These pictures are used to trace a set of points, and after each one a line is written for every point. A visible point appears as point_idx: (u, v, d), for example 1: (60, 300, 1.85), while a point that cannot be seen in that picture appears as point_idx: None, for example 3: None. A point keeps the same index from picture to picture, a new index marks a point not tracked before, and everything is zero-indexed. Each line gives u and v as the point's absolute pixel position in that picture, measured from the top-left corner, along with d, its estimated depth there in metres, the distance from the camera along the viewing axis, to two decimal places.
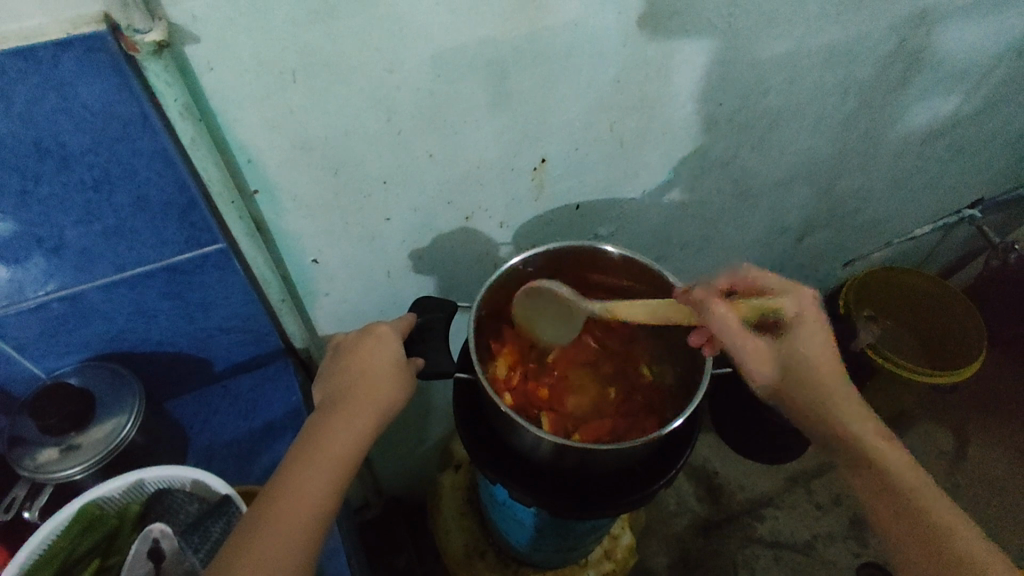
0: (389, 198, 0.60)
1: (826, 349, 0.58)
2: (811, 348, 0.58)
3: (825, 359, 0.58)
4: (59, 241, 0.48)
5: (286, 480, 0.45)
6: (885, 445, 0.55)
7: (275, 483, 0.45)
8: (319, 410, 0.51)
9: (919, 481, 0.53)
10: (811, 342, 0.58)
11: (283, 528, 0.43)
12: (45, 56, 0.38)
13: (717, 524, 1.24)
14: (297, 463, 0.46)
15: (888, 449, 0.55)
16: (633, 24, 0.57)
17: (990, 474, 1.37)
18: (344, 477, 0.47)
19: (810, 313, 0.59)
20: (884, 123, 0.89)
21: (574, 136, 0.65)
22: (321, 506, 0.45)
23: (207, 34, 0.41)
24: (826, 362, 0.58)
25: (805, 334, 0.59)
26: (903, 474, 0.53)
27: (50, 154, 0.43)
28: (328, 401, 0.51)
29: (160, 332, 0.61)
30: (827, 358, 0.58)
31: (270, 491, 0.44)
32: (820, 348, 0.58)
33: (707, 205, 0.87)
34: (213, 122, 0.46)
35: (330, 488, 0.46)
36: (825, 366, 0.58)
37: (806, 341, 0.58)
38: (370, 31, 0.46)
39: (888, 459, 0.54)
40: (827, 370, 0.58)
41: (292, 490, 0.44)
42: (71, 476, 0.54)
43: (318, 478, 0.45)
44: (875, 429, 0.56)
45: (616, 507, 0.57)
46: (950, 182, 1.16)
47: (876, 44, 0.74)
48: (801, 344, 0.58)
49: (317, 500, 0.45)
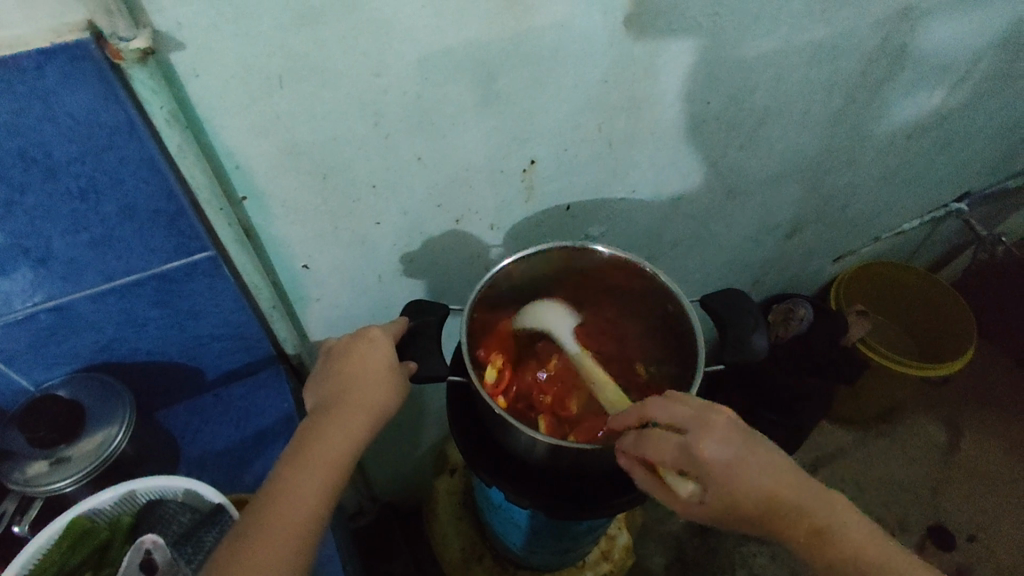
0: (379, 202, 0.60)
1: (750, 479, 0.49)
2: (764, 485, 0.49)
3: (731, 488, 0.48)
4: (46, 252, 0.48)
5: (281, 488, 0.45)
6: (815, 493, 0.50)
7: (270, 489, 0.45)
8: (314, 413, 0.51)
9: (860, 526, 0.49)
10: (720, 484, 0.48)
11: (278, 538, 0.42)
12: (29, 65, 0.37)
13: (713, 522, 1.24)
14: (291, 469, 0.46)
15: (843, 514, 0.50)
16: (620, 25, 0.57)
17: (982, 466, 1.38)
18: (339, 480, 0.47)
19: (706, 450, 0.48)
20: (870, 118, 0.90)
21: (563, 136, 0.65)
22: (316, 514, 0.45)
23: (192, 40, 0.41)
24: (722, 490, 0.49)
25: (722, 475, 0.48)
26: (826, 514, 0.49)
27: (36, 164, 0.42)
28: (322, 404, 0.51)
29: (150, 341, 0.60)
30: (772, 485, 0.49)
31: (266, 496, 0.45)
32: (750, 480, 0.49)
33: (697, 203, 0.87)
34: (200, 129, 0.46)
35: (325, 495, 0.45)
36: (745, 488, 0.48)
37: (721, 481, 0.48)
38: (356, 34, 0.46)
39: (811, 516, 0.49)
40: (755, 481, 0.49)
41: (286, 495, 0.44)
42: (61, 488, 0.53)
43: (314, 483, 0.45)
44: (812, 491, 0.50)
45: (611, 506, 0.57)
46: (936, 177, 1.18)
47: (861, 40, 0.75)
48: (719, 488, 0.49)
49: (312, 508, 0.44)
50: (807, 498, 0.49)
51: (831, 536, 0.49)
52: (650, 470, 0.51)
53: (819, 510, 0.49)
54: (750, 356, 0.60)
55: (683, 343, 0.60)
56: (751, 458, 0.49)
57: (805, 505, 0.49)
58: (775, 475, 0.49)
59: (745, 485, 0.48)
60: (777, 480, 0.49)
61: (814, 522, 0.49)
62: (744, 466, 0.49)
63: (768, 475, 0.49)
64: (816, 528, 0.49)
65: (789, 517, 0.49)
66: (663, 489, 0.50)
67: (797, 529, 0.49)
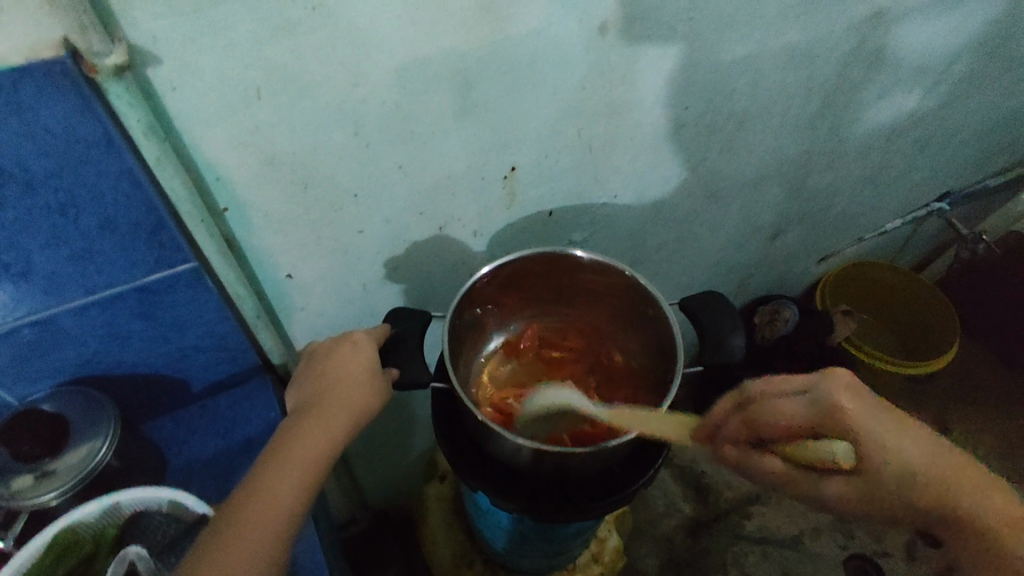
0: (361, 210, 0.61)
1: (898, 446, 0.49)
2: (915, 457, 0.49)
3: (887, 456, 0.48)
4: (26, 266, 0.48)
5: (257, 485, 0.45)
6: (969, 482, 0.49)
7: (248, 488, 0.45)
8: (294, 414, 0.51)
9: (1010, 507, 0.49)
10: (873, 450, 0.49)
11: (252, 536, 0.42)
12: (5, 82, 0.38)
13: (705, 524, 1.25)
14: (268, 467, 0.46)
15: (991, 502, 0.49)
16: (595, 32, 0.58)
17: (969, 461, 1.40)
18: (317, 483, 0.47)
19: (858, 413, 0.49)
20: (848, 120, 0.91)
21: (543, 143, 0.66)
22: (291, 511, 0.45)
23: (168, 54, 0.42)
24: (873, 456, 0.49)
25: (867, 440, 0.49)
26: (985, 504, 0.49)
27: (14, 179, 0.43)
28: (302, 405, 0.52)
29: (134, 353, 0.60)
30: (926, 462, 0.48)
31: (243, 494, 0.44)
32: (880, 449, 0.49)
33: (679, 207, 0.88)
34: (179, 141, 0.47)
35: (298, 492, 0.46)
36: (891, 459, 0.48)
37: (873, 447, 0.49)
38: (333, 45, 0.47)
39: (974, 503, 0.48)
40: (903, 446, 0.49)
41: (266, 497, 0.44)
42: (46, 501, 0.53)
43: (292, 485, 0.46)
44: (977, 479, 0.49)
45: (595, 508, 0.58)
46: (916, 176, 1.19)
47: (835, 44, 0.76)
48: (881, 460, 0.49)
49: (286, 506, 0.45)
50: (946, 477, 0.49)
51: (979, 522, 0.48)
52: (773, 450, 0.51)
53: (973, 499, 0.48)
54: (726, 357, 0.61)
55: (664, 344, 0.61)
56: (900, 430, 0.49)
57: (972, 501, 0.48)
58: (934, 454, 0.49)
59: (880, 454, 0.48)
60: (932, 456, 0.49)
61: (963, 507, 0.48)
62: (876, 429, 0.49)
63: (908, 441, 0.49)
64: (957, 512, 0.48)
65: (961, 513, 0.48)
66: (806, 472, 0.51)
67: (968, 519, 0.48)
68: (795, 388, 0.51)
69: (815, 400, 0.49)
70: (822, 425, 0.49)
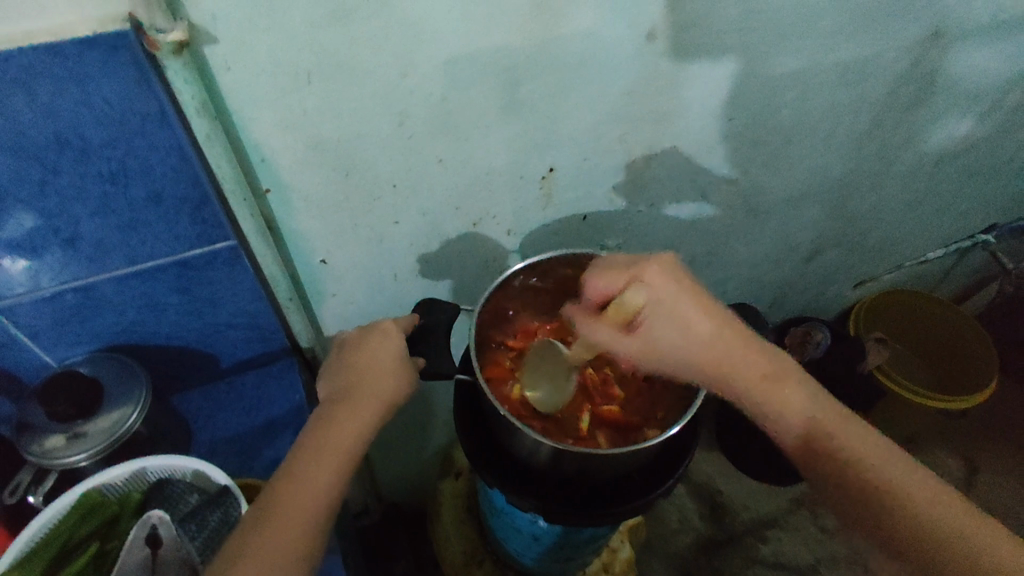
0: (399, 200, 0.61)
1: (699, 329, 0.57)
2: (705, 330, 0.57)
3: (686, 334, 0.57)
4: (75, 232, 0.50)
5: (291, 473, 0.45)
6: (841, 421, 0.53)
7: (285, 474, 0.45)
8: (327, 401, 0.52)
9: (912, 476, 0.50)
10: (670, 329, 0.57)
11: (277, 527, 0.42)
12: (71, 51, 0.39)
13: (719, 544, 1.23)
14: (305, 454, 0.47)
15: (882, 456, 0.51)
16: (643, 38, 0.58)
17: (1000, 502, 1.35)
18: (349, 470, 0.47)
19: (664, 288, 0.57)
20: (896, 143, 0.89)
21: (584, 146, 0.66)
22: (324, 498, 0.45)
23: (225, 35, 0.43)
24: (667, 337, 0.58)
25: (664, 321, 0.58)
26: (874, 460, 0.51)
27: (71, 147, 0.44)
28: (336, 392, 0.52)
29: (169, 325, 0.62)
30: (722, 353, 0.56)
31: (279, 479, 0.45)
32: (689, 326, 0.57)
33: (716, 220, 0.87)
34: (230, 121, 0.48)
35: (329, 479, 0.46)
36: (694, 343, 0.57)
37: (672, 328, 0.57)
38: (385, 34, 0.47)
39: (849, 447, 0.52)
40: (687, 344, 0.57)
41: (300, 484, 0.44)
42: (75, 462, 0.55)
43: (328, 469, 0.46)
44: (836, 418, 0.53)
45: (611, 515, 0.57)
46: (964, 206, 1.16)
47: (888, 64, 0.75)
48: (676, 334, 0.57)
49: (312, 495, 0.44)
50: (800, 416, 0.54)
51: (879, 483, 0.50)
52: (612, 326, 0.60)
53: (879, 462, 0.51)
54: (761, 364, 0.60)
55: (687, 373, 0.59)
56: (693, 304, 0.57)
57: (864, 455, 0.51)
58: (726, 351, 0.56)
59: (677, 331, 0.57)
60: (721, 342, 0.56)
61: (868, 472, 0.50)
62: (689, 317, 0.57)
63: (713, 326, 0.57)
64: (862, 476, 0.51)
65: (827, 450, 0.52)
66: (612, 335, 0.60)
67: (842, 467, 0.51)
68: (618, 284, 0.60)
69: (631, 275, 0.58)
70: (651, 304, 0.58)
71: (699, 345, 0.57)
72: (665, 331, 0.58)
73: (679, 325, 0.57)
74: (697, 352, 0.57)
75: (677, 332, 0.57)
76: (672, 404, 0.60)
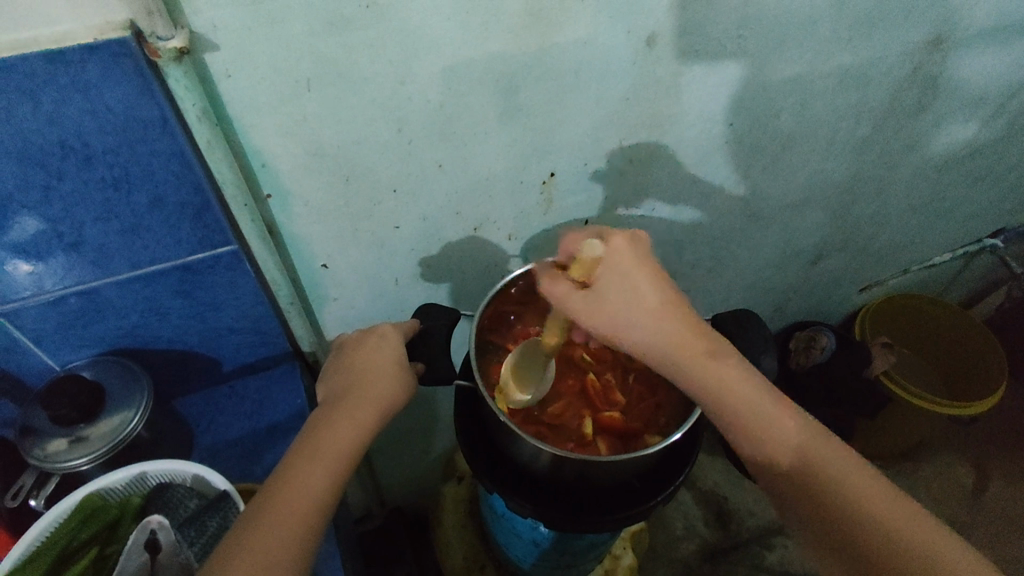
0: (399, 205, 0.61)
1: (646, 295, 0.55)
2: (653, 300, 0.55)
3: (637, 303, 0.55)
4: (78, 237, 0.50)
5: (288, 475, 0.45)
6: (828, 446, 0.48)
7: (282, 476, 0.45)
8: (324, 404, 0.52)
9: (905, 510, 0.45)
10: (617, 292, 0.55)
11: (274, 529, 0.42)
12: (73, 58, 0.40)
13: (724, 551, 1.22)
14: (302, 456, 0.46)
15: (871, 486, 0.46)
16: (642, 43, 0.58)
17: (1010, 510, 1.33)
18: (346, 474, 0.47)
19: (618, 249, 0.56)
20: (900, 147, 0.89)
21: (584, 151, 0.66)
22: (321, 501, 0.44)
23: (226, 43, 0.43)
24: (619, 304, 0.55)
25: (617, 285, 0.55)
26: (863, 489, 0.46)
27: (74, 153, 0.45)
28: (332, 394, 0.52)
29: (172, 330, 0.62)
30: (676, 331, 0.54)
31: (276, 481, 0.45)
32: (633, 288, 0.55)
33: (719, 225, 0.87)
34: (230, 128, 0.48)
35: (327, 482, 0.46)
36: (643, 307, 0.55)
37: (620, 289, 0.55)
38: (384, 41, 0.48)
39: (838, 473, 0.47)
40: (633, 317, 0.55)
41: (296, 488, 0.44)
42: (77, 466, 0.55)
43: (324, 473, 0.46)
44: (829, 444, 0.49)
45: (611, 523, 0.57)
46: (970, 210, 1.15)
47: (890, 68, 0.74)
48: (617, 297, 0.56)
49: (310, 497, 0.44)
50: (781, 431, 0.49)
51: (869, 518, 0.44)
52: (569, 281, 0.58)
53: (869, 495, 0.45)
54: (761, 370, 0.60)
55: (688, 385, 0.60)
56: (645, 274, 0.56)
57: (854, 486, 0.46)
58: (683, 331, 0.54)
59: (629, 300, 0.55)
60: (671, 314, 0.55)
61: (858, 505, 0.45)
62: (637, 280, 0.55)
63: (660, 297, 0.55)
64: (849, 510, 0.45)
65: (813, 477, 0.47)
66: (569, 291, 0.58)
67: (826, 497, 0.46)
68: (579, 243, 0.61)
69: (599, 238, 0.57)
70: (605, 260, 0.56)
71: (648, 316, 0.55)
72: (615, 298, 0.55)
73: (631, 295, 0.55)
74: (641, 327, 0.55)
75: (626, 299, 0.55)
76: (673, 411, 0.61)
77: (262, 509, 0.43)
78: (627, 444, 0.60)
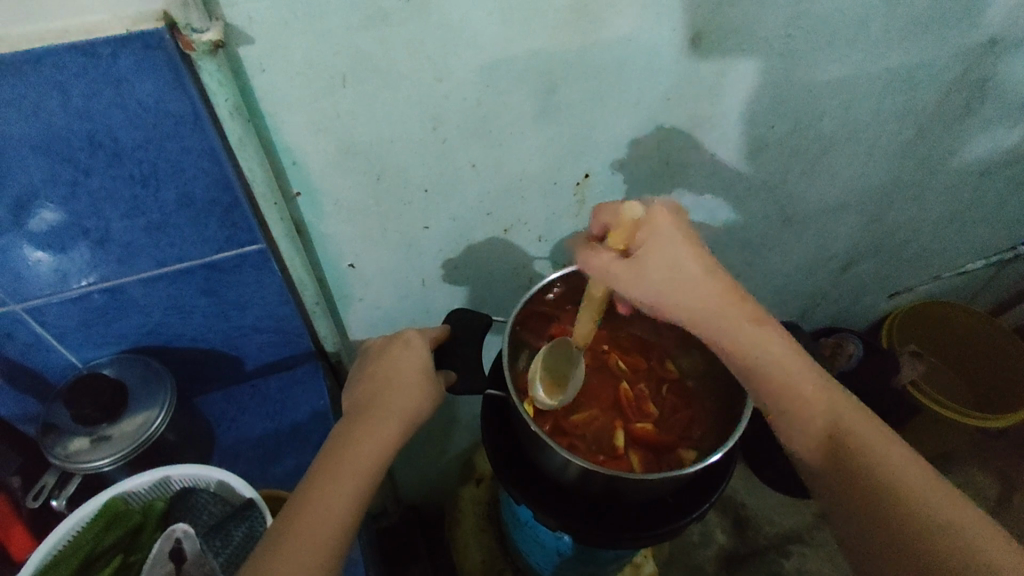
0: (430, 205, 0.60)
1: (692, 268, 0.52)
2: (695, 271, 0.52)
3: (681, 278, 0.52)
4: (104, 233, 0.49)
5: (318, 485, 0.44)
6: (880, 434, 0.47)
7: (307, 490, 0.44)
8: (349, 414, 0.51)
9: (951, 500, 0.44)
10: (663, 258, 0.51)
11: (303, 541, 0.41)
12: (104, 51, 0.38)
13: (741, 559, 1.20)
14: (327, 469, 0.45)
15: (920, 480, 0.45)
16: (686, 42, 0.55)
17: None
18: (373, 487, 0.46)
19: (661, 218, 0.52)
20: (941, 152, 0.86)
21: (619, 153, 0.64)
22: (347, 516, 0.43)
23: (261, 35, 0.41)
24: (657, 280, 0.52)
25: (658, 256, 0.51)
26: (917, 487, 0.45)
27: (103, 148, 0.43)
28: (358, 403, 0.51)
29: (195, 328, 0.61)
30: (709, 298, 0.52)
31: (302, 495, 0.44)
32: (677, 255, 0.51)
33: (752, 229, 0.84)
34: (262, 123, 0.47)
35: (355, 495, 0.44)
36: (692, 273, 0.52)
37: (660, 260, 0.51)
38: (422, 38, 0.46)
39: (885, 464, 0.46)
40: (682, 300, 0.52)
41: (324, 502, 0.43)
42: (99, 467, 0.54)
43: (352, 487, 0.44)
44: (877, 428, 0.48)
45: (639, 540, 0.55)
46: (1007, 217, 1.11)
47: (939, 71, 0.71)
48: (666, 272, 0.52)
49: (340, 508, 0.43)
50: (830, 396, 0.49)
51: (921, 516, 0.43)
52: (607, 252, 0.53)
53: (919, 490, 0.44)
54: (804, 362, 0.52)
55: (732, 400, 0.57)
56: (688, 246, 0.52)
57: (901, 480, 0.45)
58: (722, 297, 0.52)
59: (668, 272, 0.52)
60: (723, 292, 0.52)
61: (907, 502, 0.44)
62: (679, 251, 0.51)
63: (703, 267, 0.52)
64: (897, 506, 0.44)
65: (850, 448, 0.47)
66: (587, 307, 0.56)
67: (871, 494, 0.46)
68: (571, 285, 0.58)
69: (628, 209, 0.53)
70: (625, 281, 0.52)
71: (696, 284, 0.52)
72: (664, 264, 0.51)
73: (666, 261, 0.51)
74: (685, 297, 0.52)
75: (666, 274, 0.52)
76: (709, 424, 0.59)
77: (287, 525, 0.42)
78: (662, 458, 0.58)
